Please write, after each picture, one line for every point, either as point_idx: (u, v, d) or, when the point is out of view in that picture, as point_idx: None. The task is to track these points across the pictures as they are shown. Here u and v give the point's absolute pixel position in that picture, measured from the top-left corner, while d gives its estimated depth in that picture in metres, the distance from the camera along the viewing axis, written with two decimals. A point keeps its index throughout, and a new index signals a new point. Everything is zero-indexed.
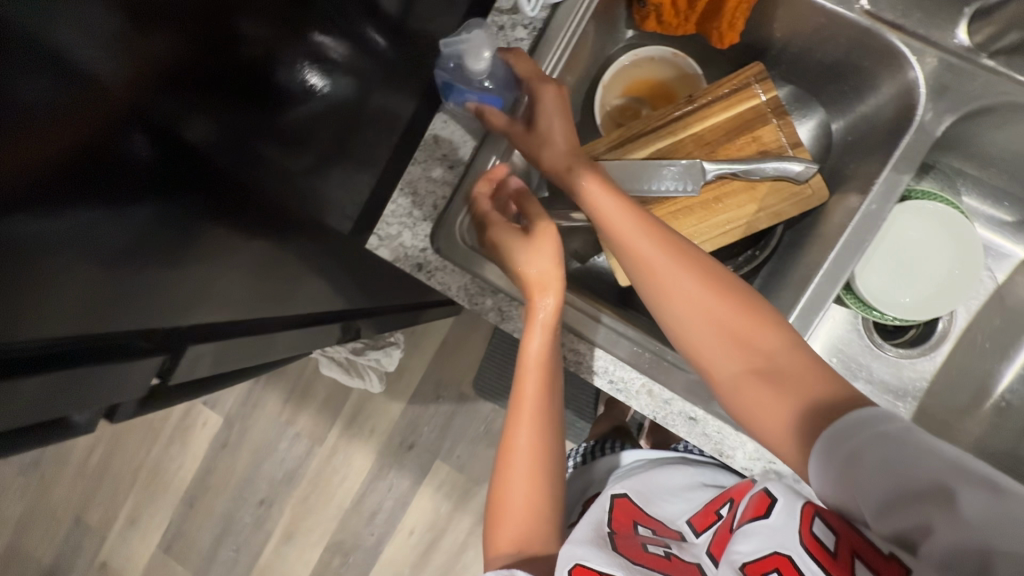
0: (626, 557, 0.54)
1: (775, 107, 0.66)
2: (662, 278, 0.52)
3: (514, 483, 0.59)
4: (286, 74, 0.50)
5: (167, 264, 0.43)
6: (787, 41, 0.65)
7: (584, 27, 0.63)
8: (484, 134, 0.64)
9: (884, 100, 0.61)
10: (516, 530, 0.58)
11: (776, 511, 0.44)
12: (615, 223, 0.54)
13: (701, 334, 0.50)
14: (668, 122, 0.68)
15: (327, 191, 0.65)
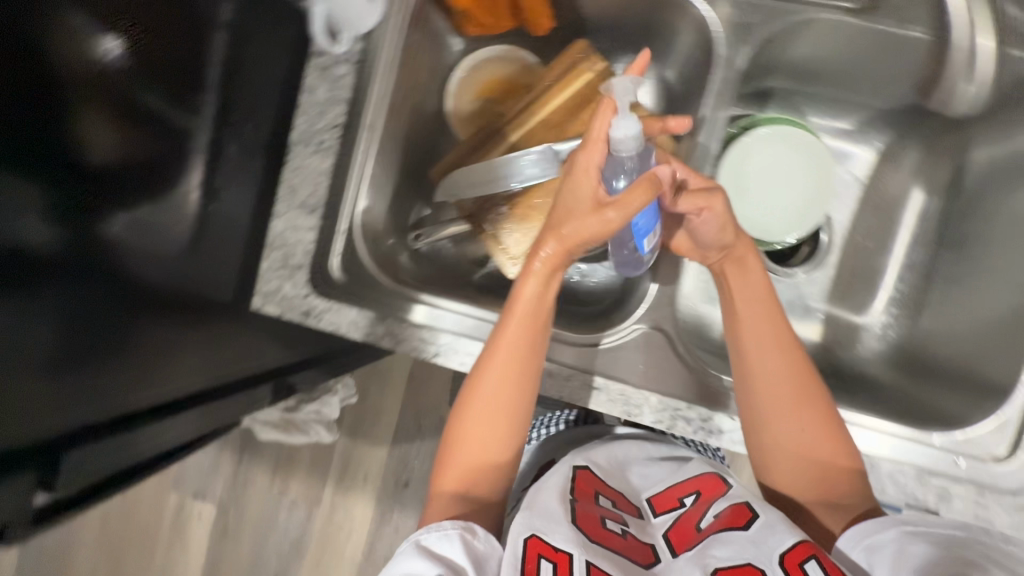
0: (585, 533, 0.54)
1: (606, 77, 0.69)
2: (784, 406, 0.55)
3: (468, 431, 0.58)
4: (176, 187, 0.61)
5: (105, 355, 0.55)
6: (597, 12, 0.68)
7: (402, 47, 0.64)
8: (335, 171, 0.64)
9: (694, 44, 0.64)
10: (463, 474, 0.58)
11: (753, 527, 0.52)
12: (757, 333, 0.56)
13: (791, 456, 0.55)
14: (515, 118, 0.72)
15: (215, 264, 0.64)
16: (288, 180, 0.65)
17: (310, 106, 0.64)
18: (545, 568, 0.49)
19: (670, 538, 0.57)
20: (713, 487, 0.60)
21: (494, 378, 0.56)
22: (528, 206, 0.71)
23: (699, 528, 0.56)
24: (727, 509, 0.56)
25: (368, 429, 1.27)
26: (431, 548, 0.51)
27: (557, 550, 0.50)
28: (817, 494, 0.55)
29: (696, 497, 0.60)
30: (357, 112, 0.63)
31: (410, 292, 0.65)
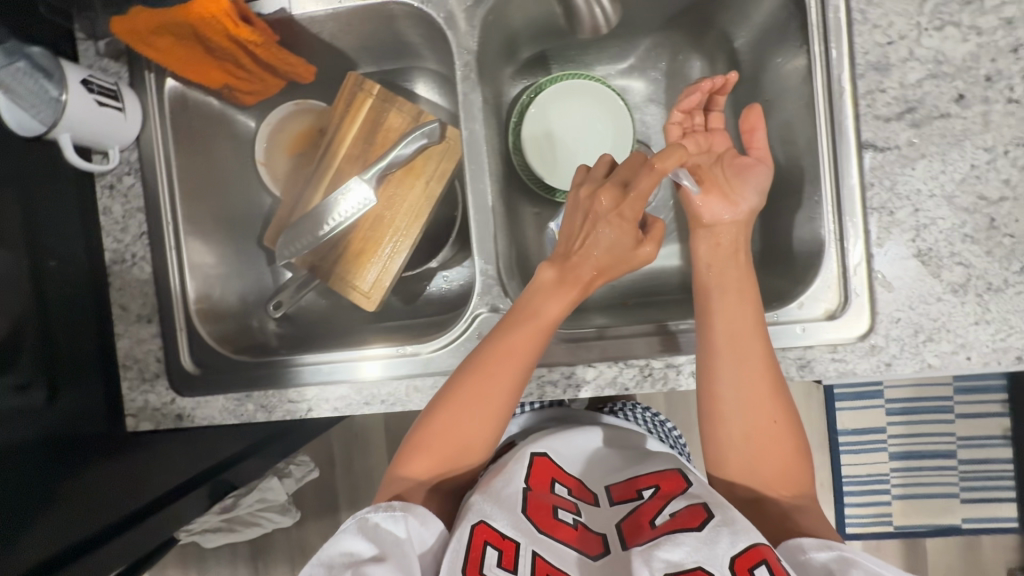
0: (533, 524, 0.52)
1: (385, 98, 0.71)
2: (760, 399, 0.55)
3: (449, 425, 0.56)
4: (47, 333, 0.58)
5: (33, 519, 0.53)
6: (350, 44, 0.71)
7: (178, 139, 0.67)
8: (155, 275, 0.66)
9: (438, 40, 0.67)
10: (435, 465, 0.56)
11: (708, 528, 0.48)
12: (739, 322, 0.56)
13: (750, 453, 0.55)
14: (320, 163, 0.74)
15: (111, 391, 0.65)
16: (118, 300, 0.66)
17: (111, 225, 0.66)
18: (489, 556, 0.48)
19: (623, 531, 0.52)
20: (674, 481, 0.56)
21: (488, 382, 0.56)
22: (360, 240, 0.73)
23: (654, 525, 0.51)
24: (684, 508, 0.52)
25: (362, 499, 1.23)
26: (374, 529, 0.50)
27: (504, 537, 0.50)
28: (766, 471, 0.55)
29: (656, 490, 0.55)
30: (156, 215, 0.66)
31: (267, 361, 0.66)
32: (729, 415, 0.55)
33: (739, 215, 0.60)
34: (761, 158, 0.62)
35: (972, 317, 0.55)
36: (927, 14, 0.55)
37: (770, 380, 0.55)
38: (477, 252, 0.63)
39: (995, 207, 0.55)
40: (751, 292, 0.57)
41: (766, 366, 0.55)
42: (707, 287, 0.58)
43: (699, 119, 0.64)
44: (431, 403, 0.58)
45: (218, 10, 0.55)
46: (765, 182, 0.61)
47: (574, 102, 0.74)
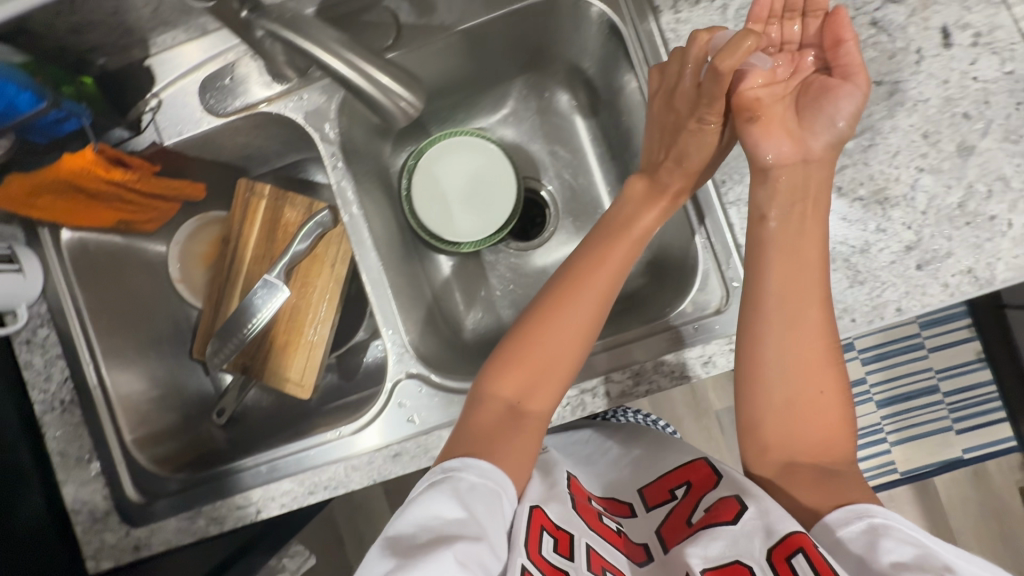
0: (583, 520, 0.55)
1: (276, 196, 0.75)
2: (816, 351, 0.54)
3: (544, 337, 0.58)
4: None
5: None
6: (233, 155, 0.74)
7: (83, 280, 0.69)
8: (87, 416, 0.67)
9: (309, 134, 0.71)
10: (520, 386, 0.57)
11: (744, 519, 0.49)
12: (793, 280, 0.54)
13: (796, 416, 0.54)
14: (230, 270, 0.76)
15: (66, 540, 0.66)
16: (55, 448, 0.67)
17: (35, 378, 0.68)
18: (546, 542, 0.51)
19: (663, 536, 0.55)
20: (704, 477, 0.57)
21: (611, 262, 0.60)
22: (283, 332, 0.75)
23: (690, 523, 0.53)
24: (719, 501, 0.52)
25: None
26: (470, 491, 0.50)
27: (558, 526, 0.53)
28: (809, 430, 0.53)
29: (687, 487, 0.57)
30: (76, 357, 0.68)
31: (212, 473, 0.67)
32: (770, 372, 0.54)
33: (807, 148, 0.55)
34: (850, 75, 0.54)
35: (846, 281, 0.58)
36: (732, 19, 0.59)
37: (817, 334, 0.54)
38: (382, 322, 0.65)
39: (838, 176, 0.58)
40: (810, 250, 0.55)
41: (823, 317, 0.54)
42: (763, 241, 0.56)
43: (787, 26, 0.58)
44: (528, 314, 0.60)
45: (85, 161, 0.59)
46: (852, 109, 0.54)
47: (456, 158, 0.78)
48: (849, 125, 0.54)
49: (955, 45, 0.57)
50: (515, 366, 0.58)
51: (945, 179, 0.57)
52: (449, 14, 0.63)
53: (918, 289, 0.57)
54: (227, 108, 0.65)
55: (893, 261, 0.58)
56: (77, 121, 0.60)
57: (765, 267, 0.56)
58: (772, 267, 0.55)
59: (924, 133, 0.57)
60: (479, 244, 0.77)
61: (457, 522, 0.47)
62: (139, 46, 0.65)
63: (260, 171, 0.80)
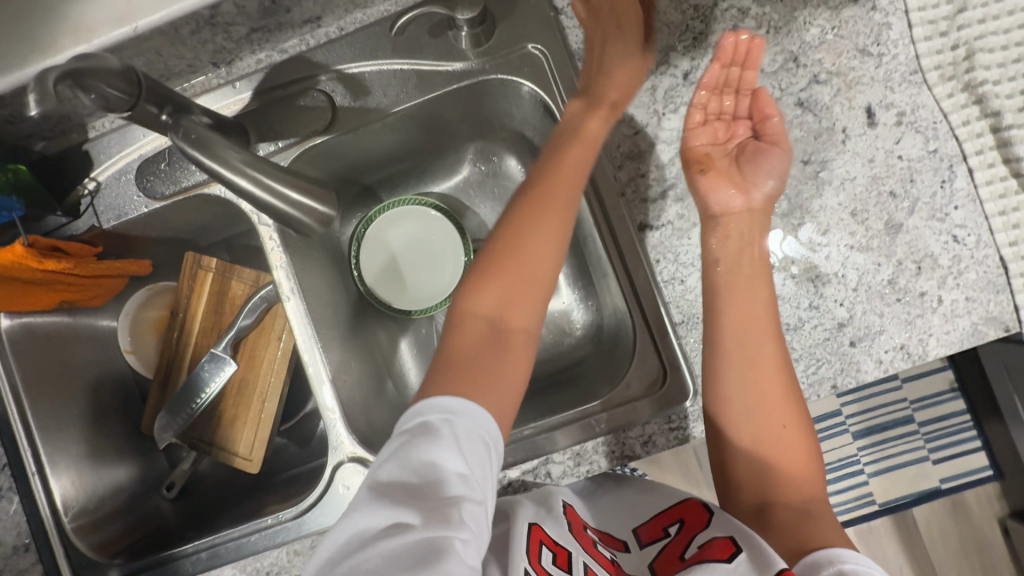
0: (579, 543, 0.54)
1: (224, 269, 0.75)
2: (779, 384, 0.55)
3: (517, 252, 0.56)
4: None
5: None
6: (179, 231, 0.74)
7: (19, 365, 0.68)
8: (24, 504, 0.66)
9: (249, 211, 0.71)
10: (497, 304, 0.55)
11: (738, 560, 0.47)
12: (747, 314, 0.55)
13: (764, 450, 0.55)
14: (179, 342, 0.76)
15: None
16: None
17: None
18: (546, 556, 0.51)
19: (656, 569, 0.52)
20: (698, 514, 0.55)
21: (571, 175, 0.58)
22: (231, 406, 0.74)
23: (683, 558, 0.51)
24: (715, 540, 0.50)
25: None
26: (469, 439, 0.46)
27: (557, 542, 0.52)
28: (775, 467, 0.54)
29: (681, 524, 0.55)
30: (13, 442, 0.67)
31: (149, 560, 0.65)
32: (736, 413, 0.55)
33: (749, 202, 0.58)
34: (777, 141, 0.58)
35: None
36: (660, 100, 0.61)
37: (779, 375, 0.55)
38: (320, 381, 0.65)
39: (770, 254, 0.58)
40: (761, 292, 0.56)
41: (777, 352, 0.55)
42: (717, 287, 0.57)
43: (724, 100, 0.60)
44: (497, 233, 0.58)
45: (15, 256, 0.59)
46: (783, 168, 0.57)
47: (406, 225, 0.78)
48: (781, 182, 0.57)
49: (880, 124, 0.58)
50: (489, 281, 0.56)
51: (875, 256, 0.57)
52: (384, 97, 0.63)
53: (853, 367, 0.57)
54: (165, 190, 0.65)
55: (827, 338, 0.58)
56: (6, 216, 0.61)
57: (720, 311, 0.57)
58: (726, 310, 0.56)
59: (853, 211, 0.58)
60: (429, 309, 0.76)
61: (456, 476, 0.44)
62: (78, 131, 0.65)
63: (209, 240, 0.79)
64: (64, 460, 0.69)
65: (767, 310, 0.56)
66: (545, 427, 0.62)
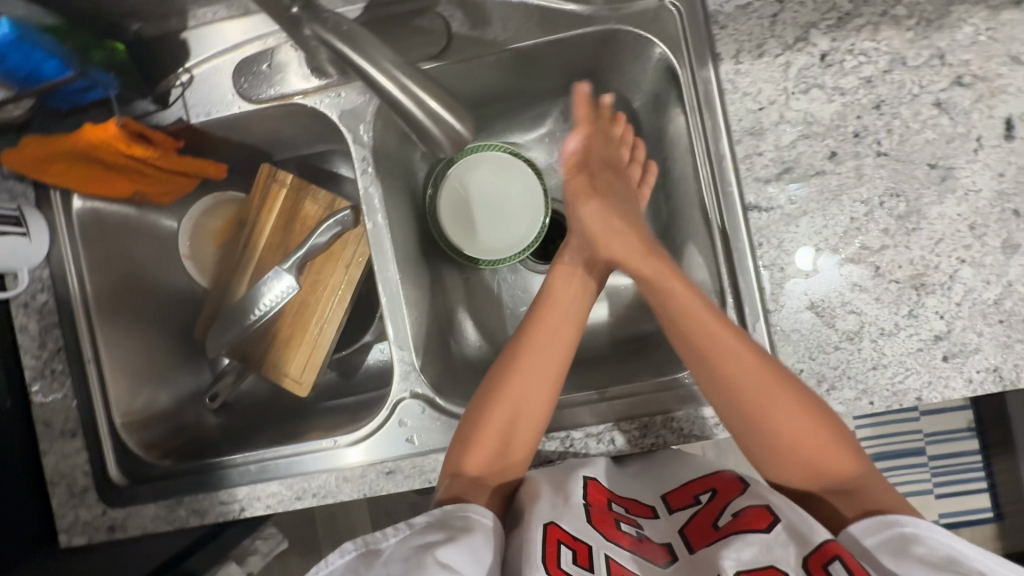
0: (601, 533, 0.52)
1: (298, 187, 0.73)
2: (745, 378, 0.54)
3: (512, 397, 0.58)
4: None
5: None
6: (259, 141, 0.72)
7: (87, 251, 0.67)
8: (77, 390, 0.66)
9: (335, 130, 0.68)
10: (487, 463, 0.57)
11: (777, 530, 0.48)
12: (700, 316, 0.55)
13: (774, 441, 0.54)
14: (243, 254, 0.74)
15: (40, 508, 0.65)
16: (41, 417, 0.66)
17: (27, 343, 0.66)
18: (565, 555, 0.49)
19: (687, 536, 0.53)
20: (731, 485, 0.56)
21: (549, 341, 0.61)
22: (288, 325, 0.73)
23: (717, 527, 0.52)
24: (748, 508, 0.52)
25: None
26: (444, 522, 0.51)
27: (575, 538, 0.51)
28: (806, 454, 0.53)
29: (713, 492, 0.56)
30: (72, 329, 0.66)
31: (194, 465, 0.65)
32: (732, 415, 0.55)
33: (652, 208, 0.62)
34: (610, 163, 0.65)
35: (869, 363, 0.57)
36: (793, 79, 0.57)
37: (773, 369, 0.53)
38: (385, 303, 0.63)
39: (878, 256, 0.57)
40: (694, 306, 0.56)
41: (744, 344, 0.54)
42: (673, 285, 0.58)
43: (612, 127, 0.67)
44: (471, 404, 0.59)
45: (108, 135, 0.57)
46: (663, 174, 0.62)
47: (485, 172, 0.76)
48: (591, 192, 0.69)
49: (1017, 138, 0.55)
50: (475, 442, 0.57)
51: (986, 273, 0.56)
52: (503, 31, 0.61)
53: (941, 381, 0.56)
54: (261, 94, 0.63)
55: (919, 349, 0.56)
56: (102, 92, 0.60)
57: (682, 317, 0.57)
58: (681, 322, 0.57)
59: (971, 225, 0.56)
60: (499, 262, 0.75)
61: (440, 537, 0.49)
62: (177, 16, 0.62)
63: (282, 156, 0.77)
64: (118, 353, 0.68)
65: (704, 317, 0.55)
66: (609, 396, 0.63)
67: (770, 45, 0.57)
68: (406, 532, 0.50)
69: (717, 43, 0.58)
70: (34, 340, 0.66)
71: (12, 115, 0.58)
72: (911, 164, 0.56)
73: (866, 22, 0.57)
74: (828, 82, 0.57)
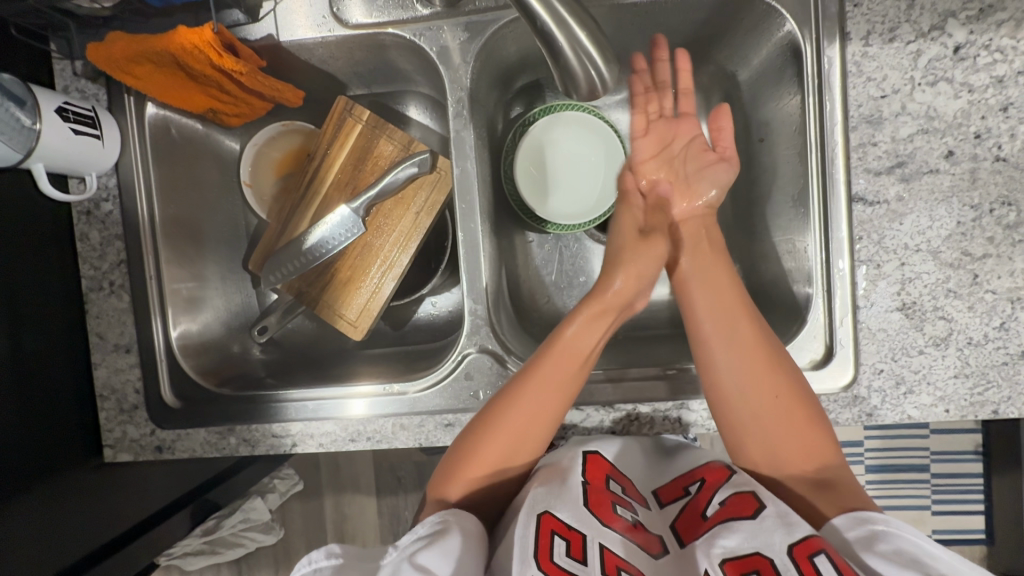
0: (598, 517, 0.49)
1: (374, 124, 0.70)
2: (735, 375, 0.55)
3: (518, 421, 0.55)
4: (26, 364, 0.57)
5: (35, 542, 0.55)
6: (341, 71, 0.69)
7: (154, 164, 0.65)
8: (134, 306, 0.64)
9: (425, 69, 0.66)
10: (476, 487, 0.55)
11: (762, 516, 0.47)
12: (712, 307, 0.58)
13: (765, 429, 0.54)
14: (307, 187, 0.71)
15: (88, 419, 0.64)
16: (94, 329, 0.65)
17: (87, 252, 0.64)
18: (557, 546, 0.46)
19: (679, 531, 0.51)
20: (719, 473, 0.54)
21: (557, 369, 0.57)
22: (348, 266, 0.71)
23: (706, 517, 0.50)
24: (734, 496, 0.50)
25: (350, 503, 1.17)
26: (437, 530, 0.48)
27: (570, 527, 0.48)
28: (787, 448, 0.53)
29: (701, 483, 0.54)
30: (136, 243, 0.64)
31: (248, 395, 0.64)
32: (731, 407, 0.55)
33: (687, 219, 0.64)
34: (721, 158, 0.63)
35: (952, 371, 0.56)
36: (921, 69, 0.55)
37: (794, 408, 0.54)
38: (462, 248, 0.62)
39: (978, 264, 0.55)
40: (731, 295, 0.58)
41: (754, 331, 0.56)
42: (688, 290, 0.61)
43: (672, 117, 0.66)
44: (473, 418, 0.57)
45: (201, 40, 0.54)
46: (726, 180, 0.64)
47: (565, 132, 0.72)
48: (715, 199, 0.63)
49: None
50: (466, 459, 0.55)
51: None
52: None
53: (1021, 397, 0.55)
54: (356, 19, 0.60)
55: (1004, 362, 0.55)
56: None
57: (697, 311, 0.59)
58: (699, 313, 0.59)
59: None
60: (571, 227, 0.72)
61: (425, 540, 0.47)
62: None
63: (358, 90, 0.74)
64: (177, 274, 0.67)
65: (716, 308, 0.58)
66: (676, 375, 0.63)
67: (903, 30, 0.54)
68: (393, 547, 0.47)
69: (847, 21, 0.55)
70: (94, 249, 0.64)
71: (97, 8, 0.55)
72: None
73: (1009, 17, 0.54)
74: (956, 77, 0.54)
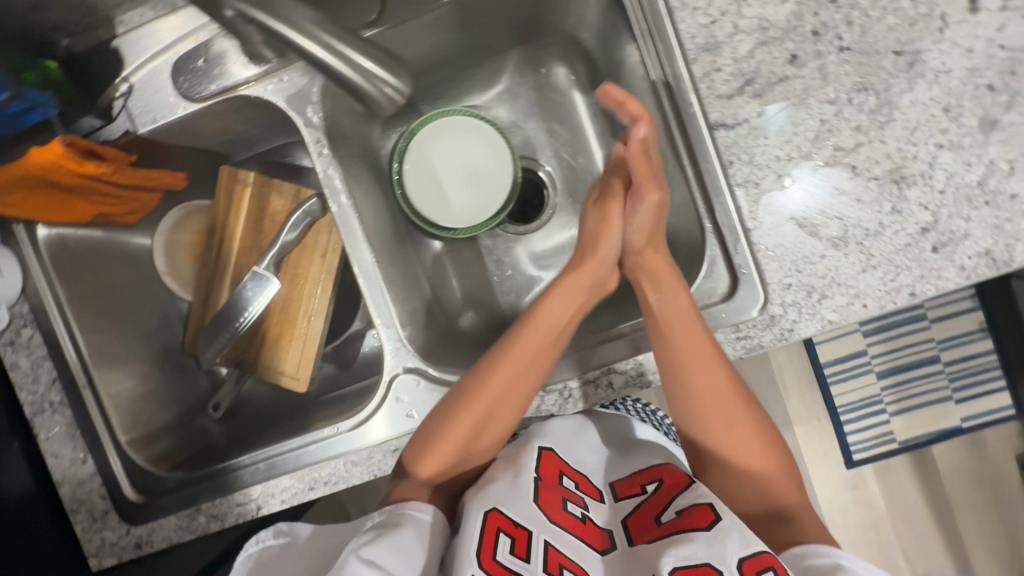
0: (544, 512, 0.49)
1: (260, 184, 0.71)
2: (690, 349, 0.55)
3: (502, 389, 0.57)
4: None
5: None
6: (214, 143, 0.71)
7: (58, 280, 0.67)
8: (75, 418, 0.66)
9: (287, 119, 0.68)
10: (457, 454, 0.56)
11: (718, 529, 0.45)
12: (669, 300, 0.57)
13: (711, 399, 0.55)
14: (218, 264, 0.73)
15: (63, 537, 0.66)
16: (48, 450, 0.66)
17: (22, 379, 0.66)
18: (502, 543, 0.47)
19: (629, 528, 0.51)
20: (679, 477, 0.53)
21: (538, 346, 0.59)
22: (276, 325, 0.72)
23: (660, 522, 0.49)
24: (690, 504, 0.48)
25: None
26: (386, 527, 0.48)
27: (517, 524, 0.48)
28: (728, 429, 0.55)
29: (660, 484, 0.53)
30: (62, 358, 0.66)
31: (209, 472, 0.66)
32: (685, 385, 0.55)
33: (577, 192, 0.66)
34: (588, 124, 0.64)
35: (859, 266, 0.55)
36: None
37: (738, 396, 0.55)
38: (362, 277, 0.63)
39: (854, 155, 0.55)
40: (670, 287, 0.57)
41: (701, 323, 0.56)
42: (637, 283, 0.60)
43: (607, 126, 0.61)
44: (451, 396, 0.58)
45: (55, 154, 0.56)
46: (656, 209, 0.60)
47: (449, 138, 0.73)
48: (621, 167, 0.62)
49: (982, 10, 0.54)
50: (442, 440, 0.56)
51: (966, 155, 0.53)
52: None
53: (934, 273, 0.54)
54: (203, 91, 0.62)
55: (908, 244, 0.55)
56: (43, 113, 0.59)
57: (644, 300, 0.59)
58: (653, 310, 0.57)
59: (946, 107, 0.54)
60: (475, 228, 0.72)
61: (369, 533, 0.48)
62: (105, 25, 0.61)
63: (242, 155, 0.76)
64: (112, 377, 0.69)
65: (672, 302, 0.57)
66: (600, 343, 0.63)
67: None
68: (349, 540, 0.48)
69: None
70: (25, 374, 0.66)
71: None
72: (878, 55, 0.54)
73: None
74: None
